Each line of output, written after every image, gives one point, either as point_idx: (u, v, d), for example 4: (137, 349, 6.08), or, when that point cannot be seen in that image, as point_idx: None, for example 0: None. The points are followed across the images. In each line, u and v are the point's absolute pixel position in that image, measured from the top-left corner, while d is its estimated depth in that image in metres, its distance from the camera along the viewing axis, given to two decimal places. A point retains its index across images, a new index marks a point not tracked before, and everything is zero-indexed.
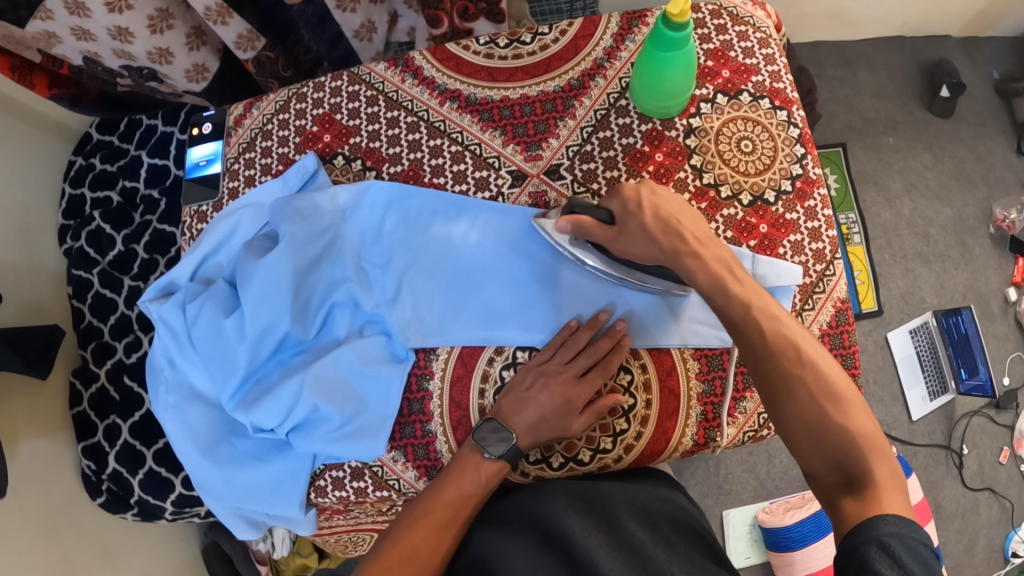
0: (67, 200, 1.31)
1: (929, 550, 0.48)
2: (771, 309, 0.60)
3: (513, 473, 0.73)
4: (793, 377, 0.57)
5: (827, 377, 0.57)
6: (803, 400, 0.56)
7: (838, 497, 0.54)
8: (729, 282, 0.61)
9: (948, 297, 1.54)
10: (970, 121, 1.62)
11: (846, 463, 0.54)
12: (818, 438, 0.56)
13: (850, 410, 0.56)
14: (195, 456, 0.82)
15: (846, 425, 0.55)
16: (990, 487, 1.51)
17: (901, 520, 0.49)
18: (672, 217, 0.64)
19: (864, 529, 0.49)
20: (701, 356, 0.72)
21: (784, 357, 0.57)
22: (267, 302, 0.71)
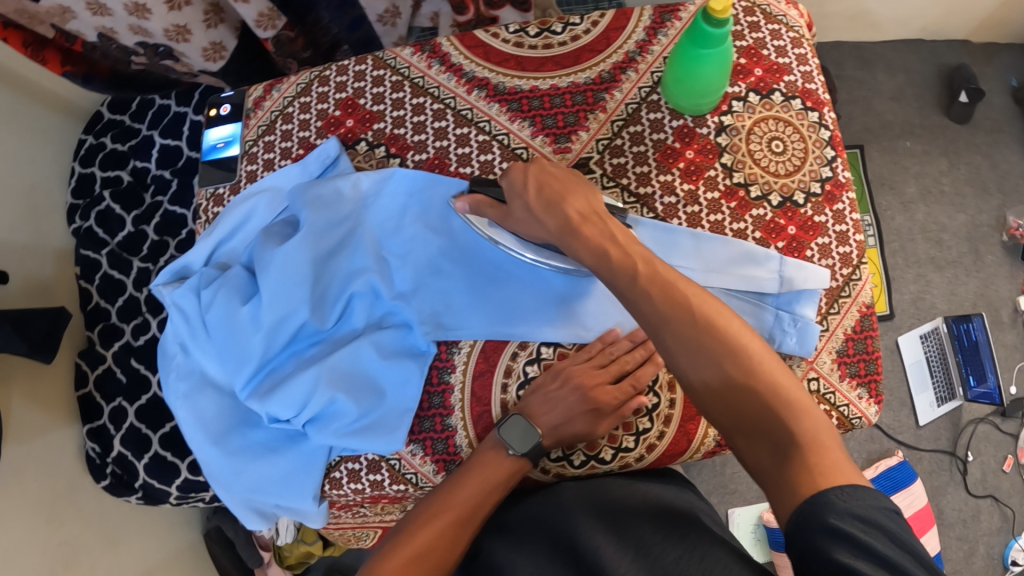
0: (77, 179, 1.29)
1: (884, 514, 0.45)
2: (664, 274, 0.57)
3: (534, 470, 0.72)
4: (692, 344, 0.53)
5: (733, 337, 0.53)
6: (710, 367, 0.52)
7: (773, 472, 0.49)
8: (611, 253, 0.59)
9: (958, 303, 1.54)
10: (987, 127, 1.61)
11: (773, 431, 0.50)
12: (735, 405, 0.52)
13: (762, 370, 0.51)
14: (206, 445, 0.81)
15: (760, 387, 0.51)
16: (992, 494, 1.51)
17: (851, 492, 0.45)
18: (557, 193, 0.63)
19: (812, 515, 0.45)
20: None
21: (680, 323, 0.54)
22: (285, 291, 0.70)
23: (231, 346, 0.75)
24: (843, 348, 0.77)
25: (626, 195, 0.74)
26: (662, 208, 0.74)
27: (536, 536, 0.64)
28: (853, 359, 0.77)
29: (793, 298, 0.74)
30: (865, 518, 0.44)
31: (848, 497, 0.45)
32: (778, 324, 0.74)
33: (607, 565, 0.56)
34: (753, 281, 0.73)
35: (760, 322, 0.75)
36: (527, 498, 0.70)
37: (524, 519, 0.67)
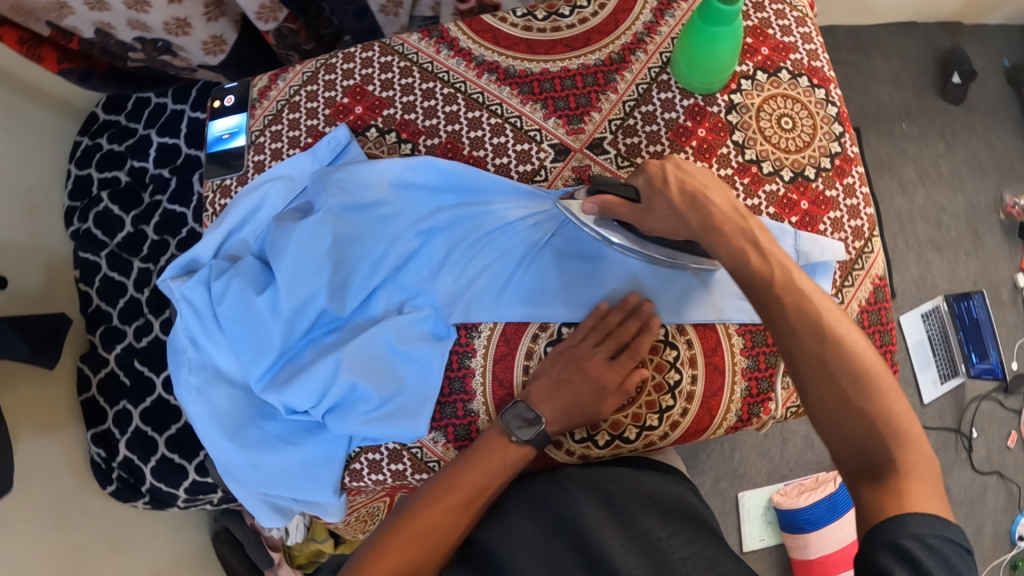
0: (74, 180, 1.27)
1: (954, 548, 0.47)
2: (798, 284, 0.58)
3: (557, 451, 0.71)
4: (815, 355, 0.55)
5: (857, 358, 0.55)
6: (824, 382, 0.55)
7: (859, 485, 0.52)
8: (752, 257, 0.59)
9: (959, 283, 1.55)
10: (982, 109, 1.62)
11: (867, 448, 0.53)
12: (840, 421, 0.54)
13: (878, 395, 0.54)
14: (220, 440, 0.79)
15: (871, 409, 0.53)
16: (998, 471, 1.53)
17: (926, 520, 0.48)
18: (698, 190, 0.62)
19: (883, 532, 0.48)
20: (746, 331, 0.71)
21: (806, 334, 0.56)
22: (305, 276, 0.70)
23: (246, 336, 0.75)
24: (858, 319, 0.78)
25: None
26: None
27: (537, 518, 0.63)
28: (868, 330, 0.78)
29: (810, 271, 0.76)
30: (930, 544, 0.47)
31: (923, 525, 0.48)
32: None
33: (614, 557, 0.58)
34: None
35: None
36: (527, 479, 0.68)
37: (521, 500, 0.66)
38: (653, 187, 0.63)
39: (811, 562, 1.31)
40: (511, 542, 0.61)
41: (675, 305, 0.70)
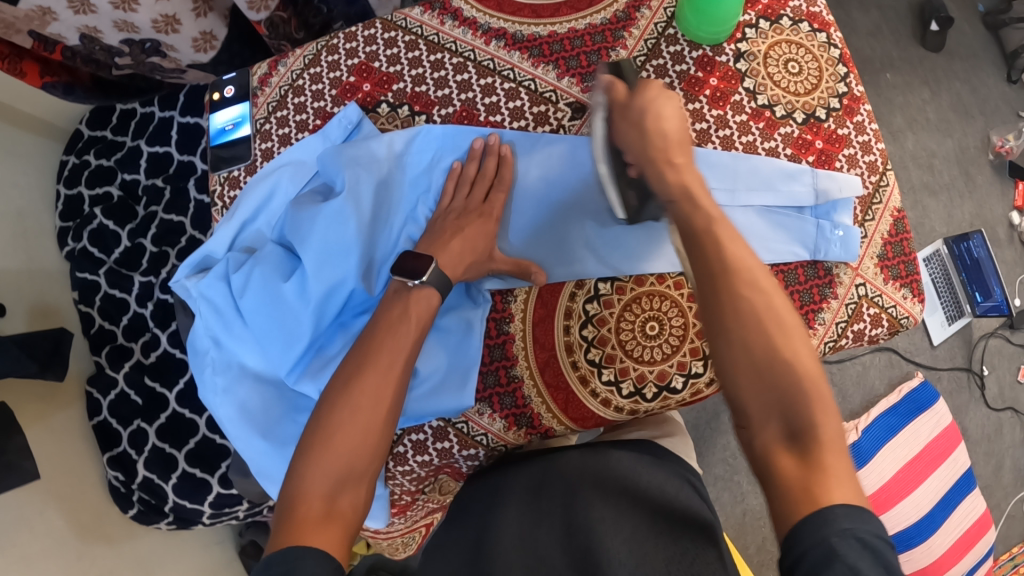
0: (64, 201, 1.24)
1: (881, 541, 0.40)
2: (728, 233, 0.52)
3: (606, 410, 0.68)
4: (741, 302, 0.49)
5: (781, 319, 0.49)
6: (749, 333, 0.49)
7: (776, 451, 0.46)
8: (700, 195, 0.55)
9: (956, 225, 1.58)
10: (962, 54, 1.65)
11: (789, 410, 0.46)
12: (763, 374, 0.48)
13: (804, 357, 0.48)
14: (255, 439, 0.78)
15: (795, 366, 0.47)
16: (1011, 407, 1.56)
17: (853, 512, 0.41)
18: (661, 116, 0.59)
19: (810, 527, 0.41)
20: (779, 272, 0.73)
21: (736, 279, 0.50)
22: (334, 259, 0.70)
23: (275, 327, 0.74)
24: (883, 252, 0.77)
25: None
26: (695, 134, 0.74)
27: (530, 503, 0.63)
28: (894, 262, 0.77)
29: (828, 209, 0.73)
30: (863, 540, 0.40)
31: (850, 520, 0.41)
32: (821, 234, 0.72)
33: (600, 540, 0.52)
34: (790, 196, 0.73)
35: (804, 236, 0.73)
36: (524, 463, 0.70)
37: (520, 486, 0.66)
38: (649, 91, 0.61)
39: None
40: (495, 523, 0.61)
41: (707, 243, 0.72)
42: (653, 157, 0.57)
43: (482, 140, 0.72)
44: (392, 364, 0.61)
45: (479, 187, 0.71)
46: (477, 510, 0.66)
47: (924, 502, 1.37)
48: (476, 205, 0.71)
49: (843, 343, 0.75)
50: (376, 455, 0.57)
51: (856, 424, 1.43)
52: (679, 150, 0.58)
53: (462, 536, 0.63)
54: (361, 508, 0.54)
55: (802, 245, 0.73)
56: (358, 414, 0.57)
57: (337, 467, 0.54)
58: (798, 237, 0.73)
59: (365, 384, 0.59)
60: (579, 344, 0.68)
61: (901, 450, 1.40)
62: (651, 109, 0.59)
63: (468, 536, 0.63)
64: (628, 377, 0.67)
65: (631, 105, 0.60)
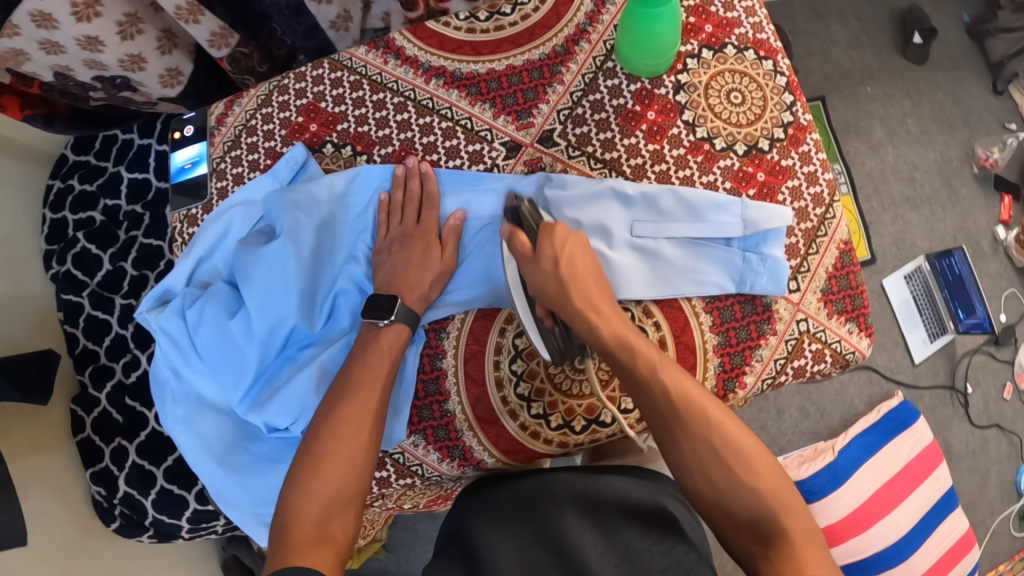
0: (49, 225, 1.27)
1: None
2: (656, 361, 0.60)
3: (536, 443, 0.69)
4: (680, 438, 0.57)
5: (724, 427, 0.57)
6: (691, 450, 0.57)
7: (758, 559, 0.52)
8: (632, 338, 0.62)
9: (939, 239, 1.56)
10: (944, 64, 1.64)
11: (756, 520, 0.53)
12: (729, 503, 0.55)
13: (752, 468, 0.55)
14: (210, 465, 0.80)
15: (756, 485, 0.54)
16: (996, 423, 1.53)
17: None
18: (567, 253, 0.63)
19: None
20: (712, 308, 0.73)
21: (680, 420, 0.57)
22: (275, 298, 0.72)
23: (227, 362, 0.76)
24: (827, 286, 0.77)
25: (593, 162, 0.74)
26: (630, 170, 0.74)
27: (522, 523, 0.61)
28: (839, 296, 0.77)
29: (759, 240, 0.73)
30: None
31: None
32: (747, 266, 0.73)
33: (590, 564, 0.53)
34: (719, 226, 0.72)
35: (729, 268, 0.73)
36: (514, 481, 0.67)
37: (514, 504, 0.65)
38: (549, 237, 0.64)
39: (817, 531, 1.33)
40: (488, 542, 0.59)
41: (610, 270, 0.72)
42: (577, 309, 0.62)
43: (403, 166, 0.74)
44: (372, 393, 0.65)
45: (409, 210, 0.73)
46: (467, 525, 0.64)
47: (904, 520, 1.35)
48: (412, 228, 0.72)
49: (782, 380, 0.75)
50: (361, 479, 0.61)
51: (833, 444, 1.41)
52: (600, 294, 0.64)
53: (455, 554, 0.61)
54: (352, 531, 0.58)
55: (728, 277, 0.73)
56: (343, 444, 0.61)
57: (327, 495, 0.58)
58: (723, 269, 0.73)
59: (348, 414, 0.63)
60: (508, 379, 0.69)
61: (881, 468, 1.38)
62: (563, 256, 0.63)
63: (462, 555, 0.61)
64: (556, 410, 0.69)
65: (538, 254, 0.64)
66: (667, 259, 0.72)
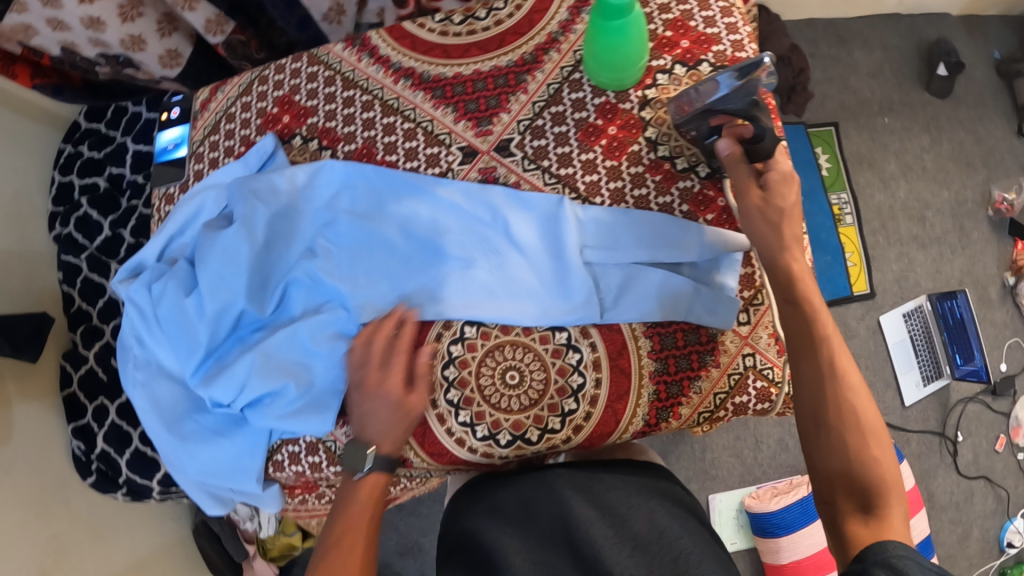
0: (57, 187, 1.30)
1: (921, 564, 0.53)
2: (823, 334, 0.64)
3: (461, 450, 0.71)
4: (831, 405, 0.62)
5: (854, 393, 0.62)
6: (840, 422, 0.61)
7: (850, 520, 0.58)
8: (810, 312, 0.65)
9: (944, 281, 1.51)
10: (969, 101, 1.58)
11: (864, 489, 0.59)
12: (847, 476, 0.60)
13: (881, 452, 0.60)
14: (159, 431, 0.83)
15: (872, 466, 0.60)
16: (985, 476, 1.47)
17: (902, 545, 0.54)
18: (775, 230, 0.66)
19: (874, 552, 0.54)
20: (654, 333, 0.72)
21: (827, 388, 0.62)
22: (228, 280, 0.74)
23: (182, 337, 0.79)
24: None
25: (546, 176, 0.74)
26: (583, 187, 0.73)
27: (531, 522, 0.65)
28: None
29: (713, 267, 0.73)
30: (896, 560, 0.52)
31: (905, 550, 0.53)
32: (697, 298, 0.72)
33: (606, 558, 0.60)
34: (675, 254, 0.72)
35: (679, 298, 0.72)
36: (512, 479, 0.70)
37: (512, 504, 0.67)
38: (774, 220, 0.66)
39: (784, 567, 1.30)
40: (499, 544, 0.62)
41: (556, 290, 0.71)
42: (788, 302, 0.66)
43: (364, 167, 0.76)
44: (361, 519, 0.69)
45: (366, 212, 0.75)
46: (472, 530, 0.66)
47: None
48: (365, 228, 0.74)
49: (720, 414, 0.74)
50: None
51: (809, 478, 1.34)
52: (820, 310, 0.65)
53: (466, 560, 0.63)
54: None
55: (677, 306, 0.72)
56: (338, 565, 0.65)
57: None
58: (673, 298, 0.72)
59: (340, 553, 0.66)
60: (440, 384, 0.71)
61: None
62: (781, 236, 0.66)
63: (474, 560, 0.62)
64: (484, 421, 0.71)
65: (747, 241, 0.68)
66: (615, 289, 0.72)
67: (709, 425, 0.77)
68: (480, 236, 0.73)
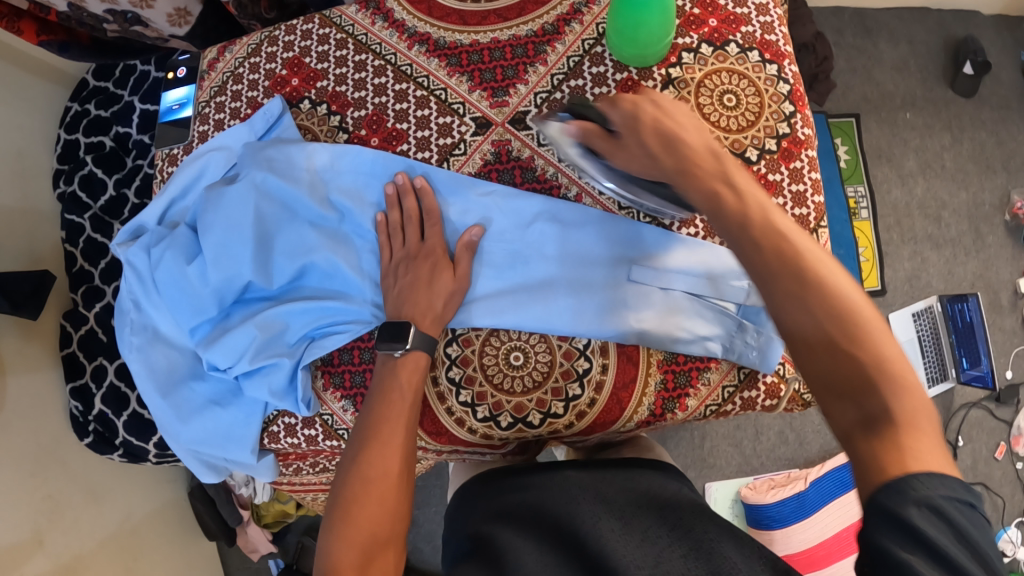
0: (62, 145, 1.26)
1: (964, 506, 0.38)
2: (767, 213, 0.52)
3: (460, 430, 0.70)
4: (792, 292, 0.47)
5: (804, 291, 0.47)
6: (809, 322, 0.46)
7: (853, 439, 0.43)
8: (723, 191, 0.54)
9: (955, 283, 1.49)
10: (993, 103, 1.54)
11: (853, 388, 0.44)
12: (834, 372, 0.45)
13: (879, 337, 0.45)
14: (153, 396, 0.82)
15: (869, 350, 0.44)
16: (983, 483, 1.46)
17: (932, 476, 0.39)
18: (671, 129, 0.59)
19: (889, 498, 0.39)
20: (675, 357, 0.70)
21: (776, 268, 0.49)
22: (230, 249, 0.73)
23: (181, 303, 0.78)
24: None
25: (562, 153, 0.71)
26: None
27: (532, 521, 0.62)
28: None
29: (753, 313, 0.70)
30: (940, 509, 0.38)
31: (930, 484, 0.39)
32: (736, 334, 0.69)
33: (613, 552, 0.54)
34: (715, 284, 0.69)
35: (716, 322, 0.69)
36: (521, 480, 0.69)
37: (520, 505, 0.65)
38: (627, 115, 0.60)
39: None
40: (511, 544, 0.58)
41: (571, 278, 0.69)
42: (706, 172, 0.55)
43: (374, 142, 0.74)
44: (394, 431, 0.62)
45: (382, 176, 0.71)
46: (482, 533, 0.62)
47: None
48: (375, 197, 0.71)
49: (728, 408, 0.72)
50: (398, 520, 0.60)
51: (808, 473, 1.33)
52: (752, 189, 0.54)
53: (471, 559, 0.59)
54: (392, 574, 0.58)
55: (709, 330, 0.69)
56: (366, 504, 0.59)
57: (363, 538, 0.58)
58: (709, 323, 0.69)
59: (368, 465, 0.61)
60: (441, 360, 0.69)
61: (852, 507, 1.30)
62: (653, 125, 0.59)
63: (480, 559, 0.58)
64: (485, 402, 0.69)
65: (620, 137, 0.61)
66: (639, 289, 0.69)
67: (717, 418, 0.75)
68: (493, 217, 0.70)
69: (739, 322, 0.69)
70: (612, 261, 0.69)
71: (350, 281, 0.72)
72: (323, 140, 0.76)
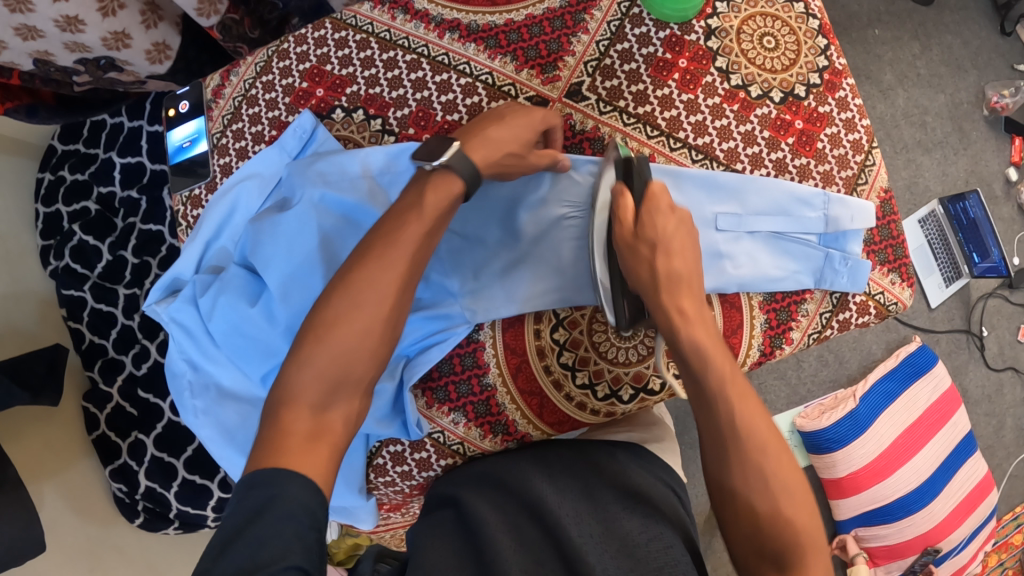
0: (44, 219, 1.15)
1: None
2: None
3: (584, 414, 0.70)
4: None
5: None
6: None
7: None
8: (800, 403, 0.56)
9: (951, 183, 1.54)
10: (952, 6, 1.59)
11: None
12: None
13: None
14: (235, 456, 0.77)
15: None
16: (1012, 366, 1.53)
17: None
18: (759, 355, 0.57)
19: None
20: (772, 304, 0.70)
21: None
22: (301, 280, 0.70)
23: (249, 348, 0.73)
24: (869, 236, 0.73)
25: (625, 117, 0.70)
26: (666, 124, 0.70)
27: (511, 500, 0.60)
28: (880, 246, 0.74)
29: (838, 238, 0.70)
30: None
31: None
32: (829, 264, 0.70)
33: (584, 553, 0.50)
34: (799, 221, 0.69)
35: (809, 260, 0.70)
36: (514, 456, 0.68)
37: (499, 480, 0.65)
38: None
39: (841, 479, 1.28)
40: (482, 514, 0.58)
41: None
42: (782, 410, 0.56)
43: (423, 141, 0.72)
44: (401, 258, 0.55)
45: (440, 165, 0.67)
46: (459, 497, 0.63)
47: (926, 467, 1.28)
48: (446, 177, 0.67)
49: (828, 333, 0.73)
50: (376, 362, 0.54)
51: (856, 390, 1.32)
52: None
53: (444, 520, 0.60)
54: (353, 420, 0.52)
55: (803, 268, 0.70)
56: (350, 336, 0.52)
57: (332, 371, 0.51)
58: (802, 261, 0.70)
59: (363, 286, 0.54)
60: (550, 348, 0.69)
61: (902, 414, 1.29)
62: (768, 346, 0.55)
63: (452, 522, 0.59)
64: (603, 379, 0.69)
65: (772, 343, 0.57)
66: (733, 233, 0.69)
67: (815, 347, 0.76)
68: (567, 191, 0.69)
69: (824, 250, 0.69)
70: (697, 211, 0.69)
71: (440, 286, 0.70)
72: (369, 146, 0.74)
